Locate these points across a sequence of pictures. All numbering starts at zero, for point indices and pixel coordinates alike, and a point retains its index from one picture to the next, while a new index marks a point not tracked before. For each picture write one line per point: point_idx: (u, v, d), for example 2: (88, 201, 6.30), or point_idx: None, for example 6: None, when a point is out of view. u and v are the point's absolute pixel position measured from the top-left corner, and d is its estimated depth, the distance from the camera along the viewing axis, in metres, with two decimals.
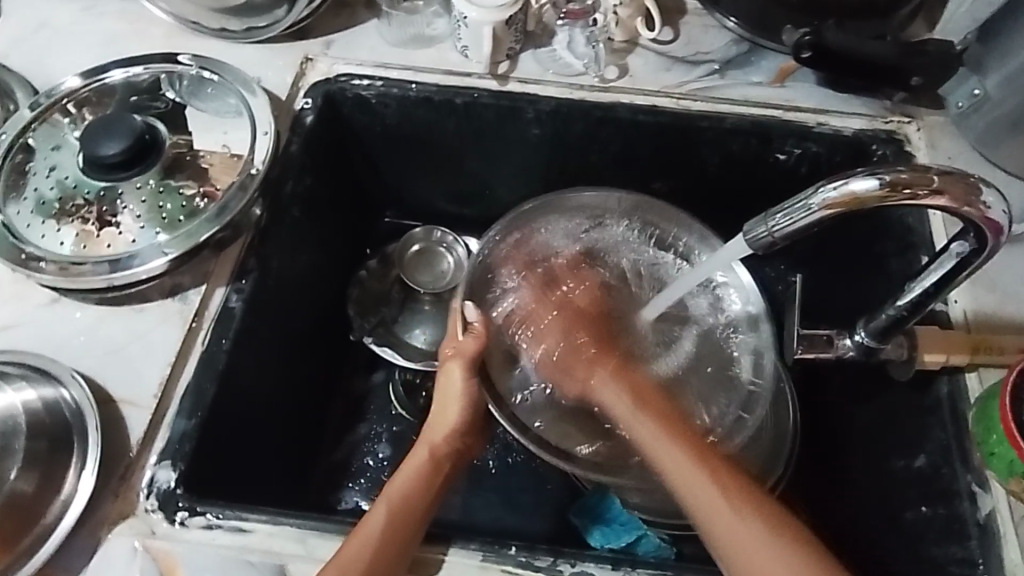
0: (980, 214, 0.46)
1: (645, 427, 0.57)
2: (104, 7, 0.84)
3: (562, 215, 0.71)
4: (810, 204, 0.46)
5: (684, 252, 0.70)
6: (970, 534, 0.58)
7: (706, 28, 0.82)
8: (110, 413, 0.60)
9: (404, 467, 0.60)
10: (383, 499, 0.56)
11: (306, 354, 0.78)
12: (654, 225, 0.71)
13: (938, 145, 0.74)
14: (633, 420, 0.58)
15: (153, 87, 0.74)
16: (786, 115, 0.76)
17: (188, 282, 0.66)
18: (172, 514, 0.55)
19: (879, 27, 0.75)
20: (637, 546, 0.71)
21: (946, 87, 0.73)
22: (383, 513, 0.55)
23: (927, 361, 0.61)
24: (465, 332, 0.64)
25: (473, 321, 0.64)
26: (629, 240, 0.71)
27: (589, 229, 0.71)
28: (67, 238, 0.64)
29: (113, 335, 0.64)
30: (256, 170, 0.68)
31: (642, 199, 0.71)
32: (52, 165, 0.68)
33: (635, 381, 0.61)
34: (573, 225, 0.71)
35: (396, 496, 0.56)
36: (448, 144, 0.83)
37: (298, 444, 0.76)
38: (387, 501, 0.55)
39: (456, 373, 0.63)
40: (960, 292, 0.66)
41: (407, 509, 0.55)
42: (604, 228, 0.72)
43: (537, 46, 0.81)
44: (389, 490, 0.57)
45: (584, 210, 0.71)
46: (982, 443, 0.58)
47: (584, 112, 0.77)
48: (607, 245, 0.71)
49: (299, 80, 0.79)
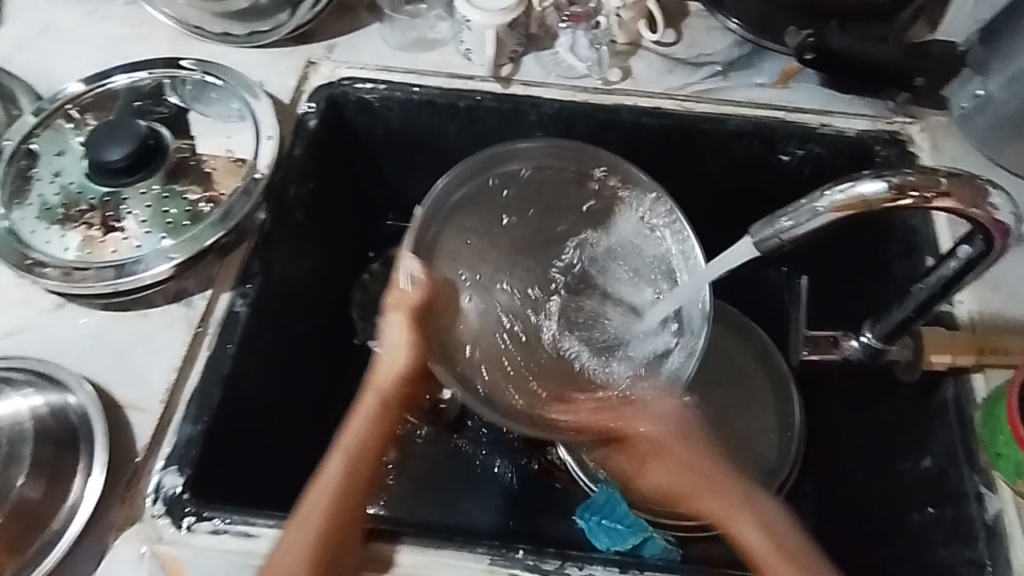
0: (987, 216, 0.46)
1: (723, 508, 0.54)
2: (107, 12, 0.84)
3: (515, 168, 0.73)
4: (817, 207, 0.46)
5: (636, 197, 0.73)
6: (977, 535, 0.57)
7: (709, 30, 0.82)
8: (116, 418, 0.60)
9: (356, 412, 0.60)
10: (339, 447, 0.57)
11: (310, 359, 0.78)
12: (608, 174, 0.73)
13: (941, 147, 0.73)
14: (708, 498, 0.55)
15: (156, 92, 0.74)
16: (789, 117, 0.76)
17: (193, 287, 0.66)
18: (179, 519, 0.55)
19: (881, 29, 0.75)
20: (643, 548, 0.69)
21: (948, 90, 0.74)
22: (340, 460, 0.56)
23: (933, 362, 0.60)
24: (407, 283, 0.65)
25: (417, 272, 0.65)
26: (584, 194, 0.74)
27: (541, 181, 0.74)
28: (72, 243, 0.64)
29: (118, 340, 0.64)
30: (260, 175, 0.68)
31: (585, 149, 0.73)
32: (56, 171, 0.68)
33: (692, 443, 0.58)
34: (530, 233, 0.75)
35: (352, 442, 0.57)
36: (450, 147, 0.83)
37: (303, 448, 0.76)
38: (343, 450, 0.57)
39: (397, 322, 0.62)
40: (965, 293, 0.66)
41: (363, 455, 0.57)
42: (561, 179, 0.74)
43: (540, 49, 0.81)
44: (345, 434, 0.58)
45: (538, 159, 0.73)
46: (989, 444, 0.57)
47: (587, 114, 0.77)
48: (559, 202, 0.74)
49: (302, 84, 0.79)
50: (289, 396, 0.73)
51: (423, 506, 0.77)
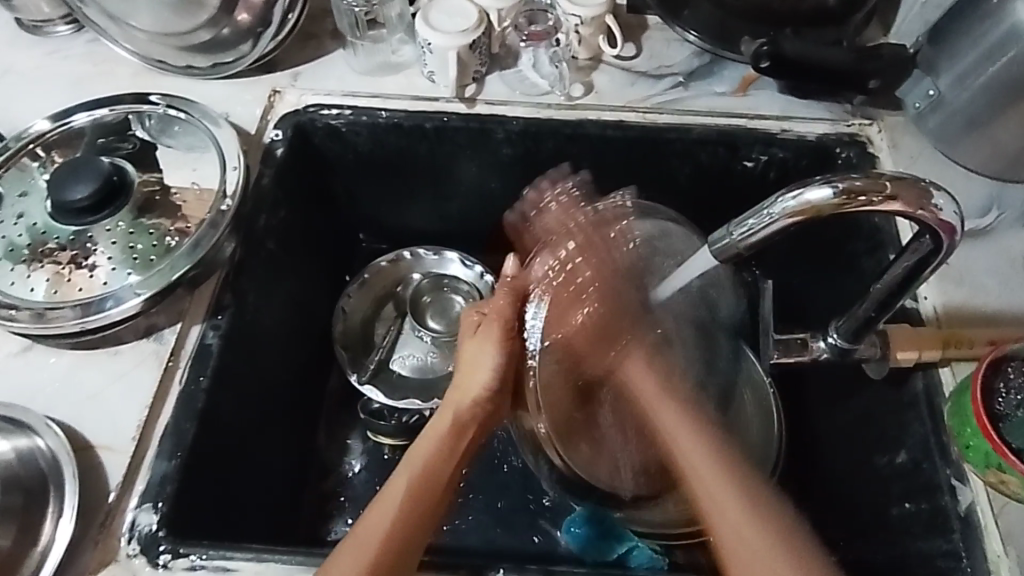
0: (933, 217, 0.47)
1: (670, 420, 0.58)
2: (69, 51, 0.85)
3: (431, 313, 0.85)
4: (771, 213, 0.47)
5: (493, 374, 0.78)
6: (953, 527, 0.58)
7: (669, 42, 0.84)
8: (89, 459, 0.59)
9: (427, 433, 0.60)
10: (404, 467, 0.56)
11: (288, 386, 0.77)
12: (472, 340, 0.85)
13: (899, 145, 0.75)
14: (663, 414, 0.59)
15: (121, 128, 0.74)
16: (751, 123, 0.78)
17: (163, 322, 0.66)
18: (155, 558, 0.55)
19: (834, 34, 0.76)
20: (630, 558, 0.71)
21: (901, 91, 0.73)
22: (403, 485, 0.55)
23: (900, 359, 0.61)
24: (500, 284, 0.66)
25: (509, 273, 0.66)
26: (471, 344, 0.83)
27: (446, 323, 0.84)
28: (38, 284, 0.64)
29: (90, 380, 0.63)
30: (227, 206, 0.68)
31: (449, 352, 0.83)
32: (20, 213, 0.67)
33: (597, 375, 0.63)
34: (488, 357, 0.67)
35: (421, 464, 0.56)
36: (419, 166, 0.83)
37: (283, 478, 0.75)
38: (409, 471, 0.56)
39: (487, 342, 0.64)
40: (929, 288, 0.67)
41: (429, 477, 0.55)
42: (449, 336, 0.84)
43: (502, 68, 0.82)
44: (411, 456, 0.58)
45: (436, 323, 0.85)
46: (959, 437, 0.58)
47: (553, 130, 0.78)
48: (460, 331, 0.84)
49: (268, 113, 0.79)
50: (267, 425, 0.73)
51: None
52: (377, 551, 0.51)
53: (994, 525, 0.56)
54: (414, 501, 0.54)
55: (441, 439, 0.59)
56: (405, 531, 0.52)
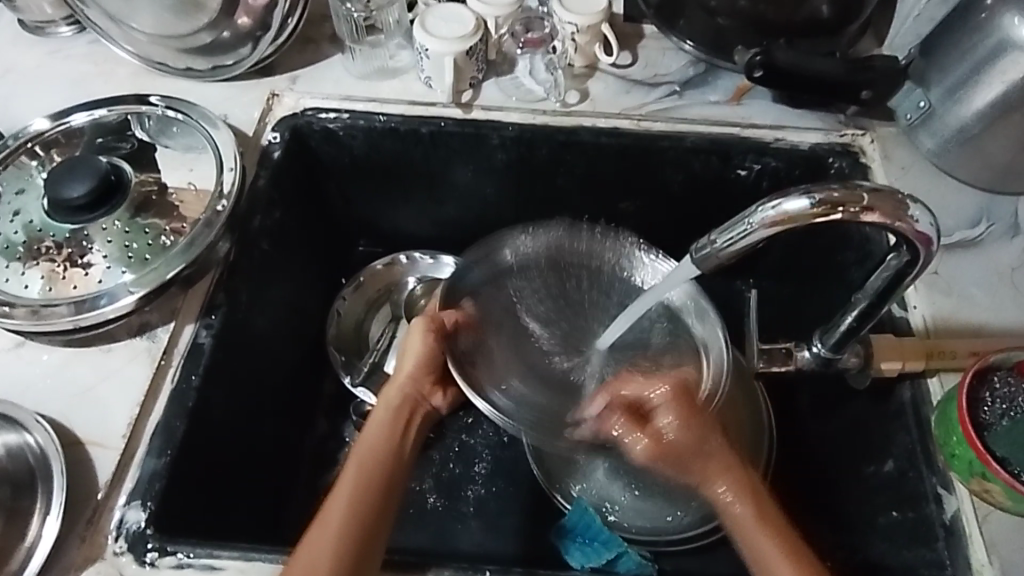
0: (910, 228, 0.48)
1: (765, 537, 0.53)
2: (70, 51, 0.86)
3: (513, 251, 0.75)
4: (751, 222, 0.48)
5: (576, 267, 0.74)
6: (937, 535, 0.58)
7: (664, 51, 0.85)
8: (78, 455, 0.59)
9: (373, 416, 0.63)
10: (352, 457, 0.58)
11: (280, 384, 0.77)
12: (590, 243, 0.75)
13: (891, 156, 0.76)
14: (755, 534, 0.53)
15: (120, 127, 0.74)
16: (744, 133, 0.78)
17: (156, 320, 0.67)
18: (141, 555, 0.55)
19: (828, 44, 0.77)
20: (618, 564, 0.69)
21: (894, 100, 0.74)
22: (353, 470, 0.56)
23: (883, 369, 0.62)
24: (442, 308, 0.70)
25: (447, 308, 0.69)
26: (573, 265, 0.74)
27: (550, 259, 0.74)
28: (32, 281, 0.64)
29: (82, 377, 0.64)
30: (223, 206, 0.68)
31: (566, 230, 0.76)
32: (16, 210, 0.68)
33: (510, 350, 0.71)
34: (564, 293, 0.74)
35: (364, 453, 0.58)
36: (414, 170, 0.84)
37: (272, 480, 0.75)
38: (356, 459, 0.57)
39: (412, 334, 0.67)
40: (919, 298, 0.67)
41: (373, 464, 0.57)
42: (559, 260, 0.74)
43: (499, 74, 0.83)
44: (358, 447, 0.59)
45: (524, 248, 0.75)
46: (944, 445, 0.58)
47: (547, 136, 0.79)
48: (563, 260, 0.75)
49: (265, 115, 0.80)
50: (259, 429, 0.73)
51: (412, 528, 0.76)
52: (344, 534, 0.52)
53: (977, 534, 0.56)
54: (361, 485, 0.55)
55: (382, 432, 0.61)
56: (360, 527, 0.53)
